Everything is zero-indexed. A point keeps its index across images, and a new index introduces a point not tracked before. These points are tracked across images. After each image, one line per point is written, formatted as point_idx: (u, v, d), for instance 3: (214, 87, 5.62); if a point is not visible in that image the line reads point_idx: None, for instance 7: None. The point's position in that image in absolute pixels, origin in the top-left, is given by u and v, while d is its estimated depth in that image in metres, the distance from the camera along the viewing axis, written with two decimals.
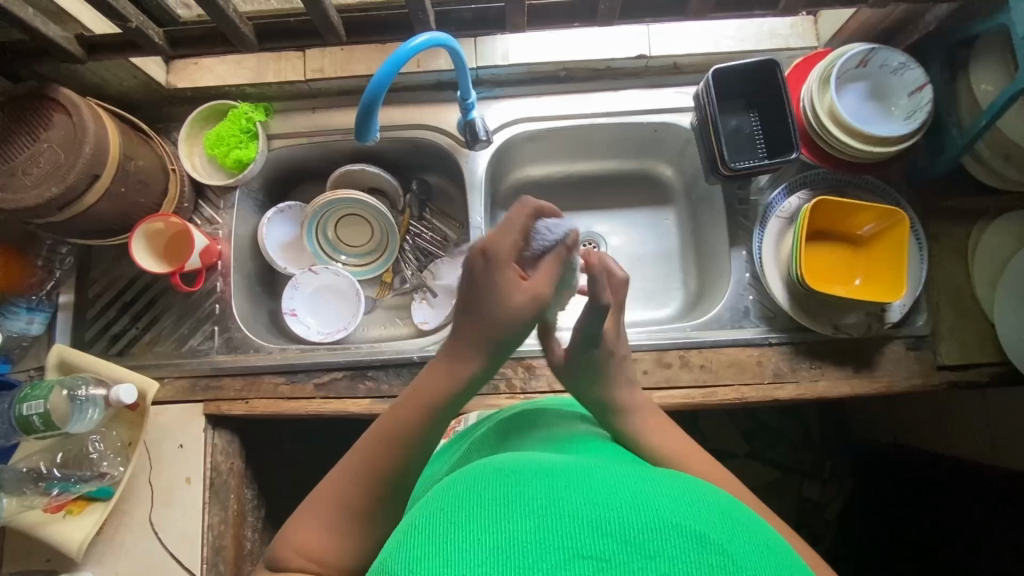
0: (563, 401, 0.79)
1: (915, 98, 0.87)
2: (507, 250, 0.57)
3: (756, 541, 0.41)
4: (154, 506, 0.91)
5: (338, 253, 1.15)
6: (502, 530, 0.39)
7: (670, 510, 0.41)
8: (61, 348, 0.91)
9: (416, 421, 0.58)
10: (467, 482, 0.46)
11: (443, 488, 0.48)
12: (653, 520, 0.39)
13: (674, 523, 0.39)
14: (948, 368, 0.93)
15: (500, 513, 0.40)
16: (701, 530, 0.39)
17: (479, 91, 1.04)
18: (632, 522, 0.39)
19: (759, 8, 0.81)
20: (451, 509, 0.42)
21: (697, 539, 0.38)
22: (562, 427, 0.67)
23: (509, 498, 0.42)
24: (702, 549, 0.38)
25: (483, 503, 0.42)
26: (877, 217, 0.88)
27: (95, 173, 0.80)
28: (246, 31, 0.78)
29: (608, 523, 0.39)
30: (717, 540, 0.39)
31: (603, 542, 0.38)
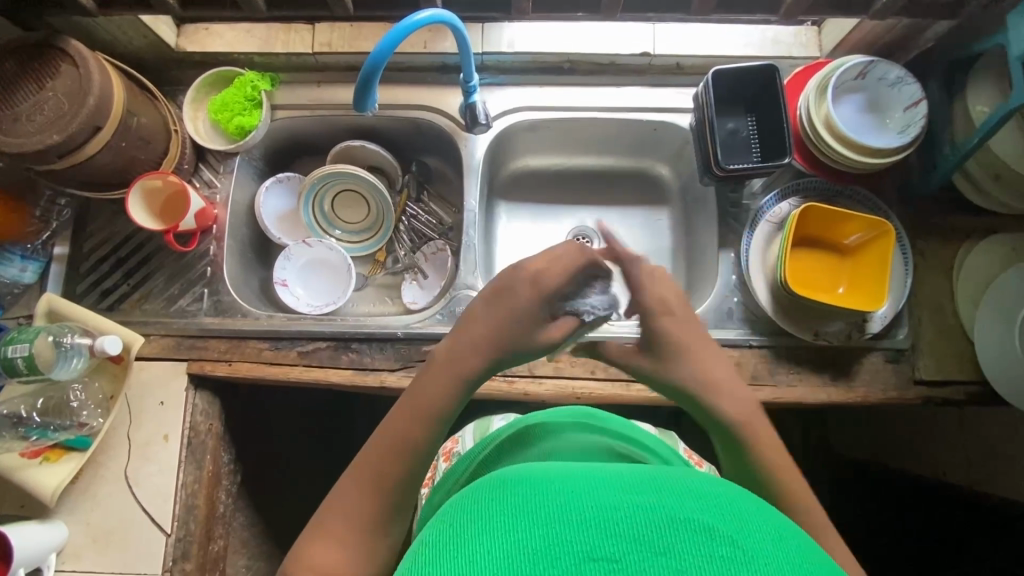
0: (563, 410, 0.83)
1: (910, 112, 0.88)
2: (545, 279, 0.60)
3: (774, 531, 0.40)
4: (130, 460, 0.92)
5: (333, 228, 1.17)
6: (509, 541, 0.39)
7: (679, 506, 0.40)
8: (50, 297, 0.92)
9: (420, 431, 0.58)
10: (473, 501, 0.45)
11: (456, 507, 0.47)
12: (664, 517, 0.39)
13: (686, 519, 0.38)
14: (925, 383, 0.94)
15: (507, 525, 0.40)
16: (711, 523, 0.38)
17: (483, 77, 1.06)
18: (640, 519, 0.38)
19: (761, 12, 0.82)
20: (459, 529, 0.41)
21: (706, 532, 0.38)
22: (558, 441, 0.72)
23: (517, 509, 0.41)
24: (715, 542, 0.37)
25: (490, 517, 0.41)
26: (863, 227, 0.89)
27: (97, 125, 0.81)
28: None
29: (616, 524, 0.38)
30: (726, 531, 0.38)
31: (610, 543, 0.37)
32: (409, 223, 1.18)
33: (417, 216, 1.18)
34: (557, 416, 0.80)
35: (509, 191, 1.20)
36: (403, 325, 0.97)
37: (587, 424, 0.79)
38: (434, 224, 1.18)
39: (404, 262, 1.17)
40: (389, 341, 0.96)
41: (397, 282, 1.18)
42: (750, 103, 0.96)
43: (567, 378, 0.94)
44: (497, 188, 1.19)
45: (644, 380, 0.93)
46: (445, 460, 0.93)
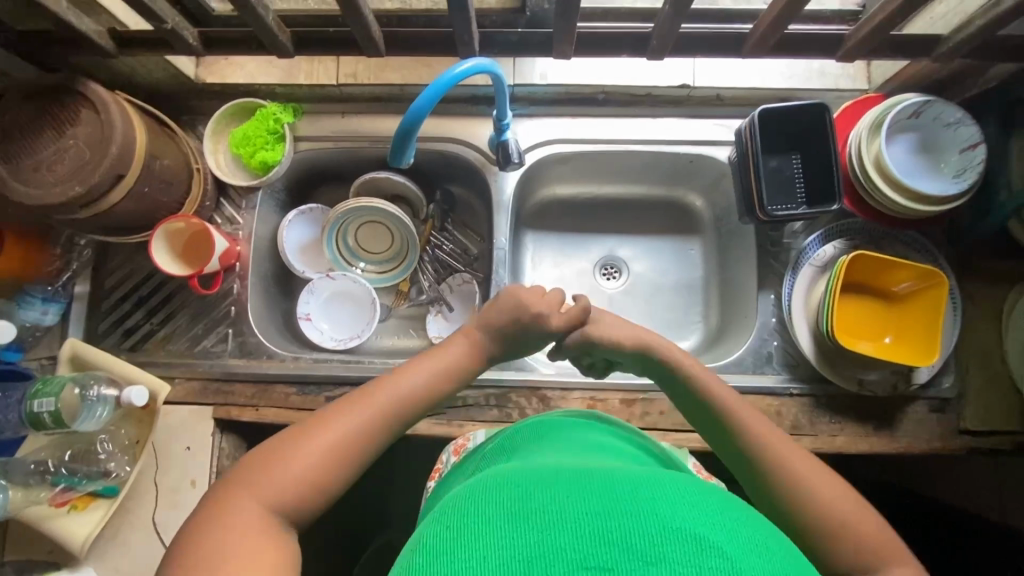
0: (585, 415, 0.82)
1: (967, 155, 0.84)
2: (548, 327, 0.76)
3: (758, 540, 0.43)
4: (159, 507, 0.91)
5: (357, 260, 1.14)
6: (505, 542, 0.41)
7: (672, 514, 0.42)
8: (74, 342, 0.91)
9: (439, 380, 0.67)
10: (470, 500, 0.47)
11: (447, 506, 0.50)
12: (656, 526, 0.41)
13: (677, 529, 0.41)
14: (969, 433, 0.91)
15: (506, 529, 0.42)
16: (693, 531, 0.41)
17: (513, 108, 1.02)
18: (632, 525, 0.41)
19: (817, 53, 0.77)
20: (454, 528, 0.43)
21: (695, 542, 0.40)
22: (573, 436, 0.71)
23: (514, 512, 0.43)
24: (705, 552, 0.39)
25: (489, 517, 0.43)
26: (915, 276, 0.85)
27: (120, 173, 0.78)
28: (283, 39, 0.74)
29: (611, 533, 0.41)
30: (717, 544, 0.40)
31: (606, 552, 0.39)
32: (434, 254, 1.15)
33: (442, 245, 1.15)
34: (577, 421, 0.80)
35: (536, 219, 1.16)
36: None
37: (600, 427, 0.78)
38: (460, 254, 1.16)
39: (428, 293, 1.15)
40: None
41: (421, 314, 1.16)
42: (795, 140, 0.92)
43: None
44: (524, 217, 1.15)
45: (681, 429, 0.91)
46: (456, 456, 0.84)
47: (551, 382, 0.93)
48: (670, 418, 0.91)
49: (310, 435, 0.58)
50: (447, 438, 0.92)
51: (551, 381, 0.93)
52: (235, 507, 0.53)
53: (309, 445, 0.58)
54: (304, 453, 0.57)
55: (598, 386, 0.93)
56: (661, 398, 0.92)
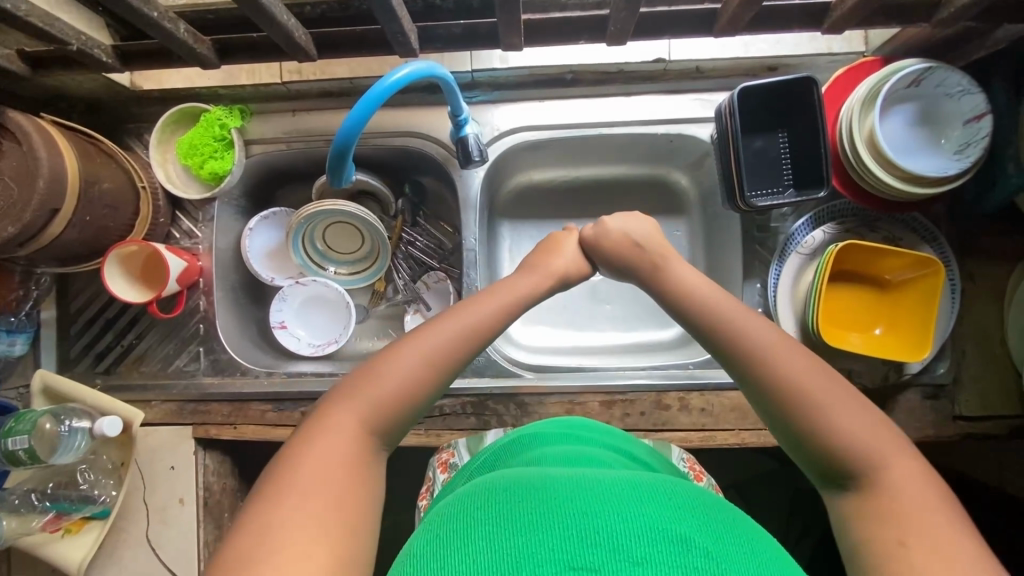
0: (569, 422, 0.81)
1: (970, 128, 0.76)
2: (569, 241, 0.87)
3: (739, 544, 0.46)
4: (150, 524, 0.93)
5: (327, 263, 1.09)
6: (498, 547, 0.45)
7: (657, 517, 0.46)
8: (44, 373, 0.90)
9: (518, 302, 0.76)
10: (461, 509, 0.51)
11: (436, 517, 0.53)
12: (643, 528, 0.44)
13: (662, 530, 0.44)
14: (964, 419, 0.88)
15: (496, 533, 0.46)
16: (679, 532, 0.44)
17: (475, 95, 0.94)
18: (619, 528, 0.44)
19: (799, 26, 0.68)
20: (446, 538, 0.47)
21: (680, 543, 0.44)
22: (560, 445, 0.71)
23: (503, 516, 0.48)
24: (689, 553, 0.43)
25: (486, 519, 0.48)
26: (909, 263, 0.79)
27: (54, 207, 0.74)
28: (203, 50, 0.68)
29: (597, 534, 0.44)
30: (699, 544, 0.44)
31: (590, 553, 0.43)
32: (406, 250, 1.10)
33: (414, 241, 1.10)
34: (564, 425, 0.79)
35: (512, 208, 1.10)
36: None
37: (582, 432, 0.77)
38: (434, 249, 1.11)
39: (404, 293, 1.11)
40: None
41: (399, 313, 1.13)
42: (780, 117, 0.84)
43: None
44: (499, 207, 1.09)
45: (663, 429, 0.89)
46: (444, 473, 0.84)
47: (529, 388, 0.91)
48: (651, 418, 0.89)
49: (403, 351, 0.65)
50: (428, 447, 0.92)
51: (527, 386, 0.91)
52: (338, 411, 0.60)
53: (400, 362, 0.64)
54: (396, 370, 0.63)
55: (577, 389, 0.91)
56: (642, 398, 0.90)
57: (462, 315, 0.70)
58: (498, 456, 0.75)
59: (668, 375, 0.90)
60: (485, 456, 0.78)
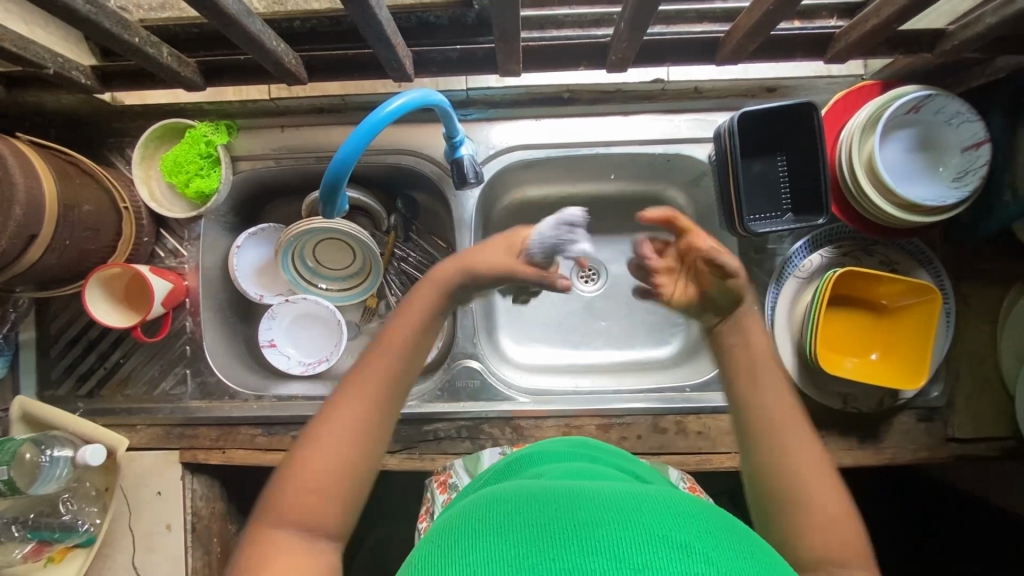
0: (565, 442, 0.80)
1: (969, 155, 0.75)
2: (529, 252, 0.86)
3: (742, 550, 0.40)
4: (137, 551, 0.91)
5: (318, 279, 1.07)
6: (492, 560, 0.39)
7: (655, 523, 0.40)
8: (23, 399, 0.87)
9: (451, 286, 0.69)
10: (459, 523, 0.45)
11: (435, 534, 0.47)
12: (637, 534, 0.38)
13: (660, 535, 0.38)
14: (958, 441, 0.88)
15: (490, 548, 0.40)
16: (677, 538, 0.38)
17: (470, 112, 0.92)
18: (616, 535, 0.39)
19: (803, 54, 0.67)
20: (440, 555, 0.41)
21: (681, 551, 0.37)
22: (563, 462, 0.67)
23: (501, 528, 0.42)
24: (691, 560, 0.37)
25: (481, 534, 0.41)
26: (906, 290, 0.79)
27: (31, 233, 0.71)
28: (189, 73, 0.65)
29: (596, 540, 0.38)
30: (700, 547, 0.38)
31: (590, 561, 0.37)
32: (399, 267, 1.09)
33: (407, 257, 1.08)
34: (558, 448, 0.76)
35: (506, 223, 1.08)
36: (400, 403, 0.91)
37: (579, 451, 0.74)
38: (427, 265, 1.09)
39: (397, 310, 1.09)
40: None
41: None
42: (780, 141, 0.83)
43: None
44: (493, 223, 1.07)
45: (660, 453, 0.88)
46: (441, 492, 0.83)
47: (525, 411, 0.90)
48: (648, 442, 0.88)
49: (363, 373, 0.62)
50: (423, 471, 0.90)
51: (523, 410, 0.90)
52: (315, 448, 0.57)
53: (369, 377, 0.61)
54: (359, 397, 0.60)
55: (574, 412, 0.89)
56: (639, 421, 0.89)
57: (407, 325, 0.65)
58: (495, 474, 0.73)
59: (665, 398, 0.90)
60: (483, 472, 0.76)
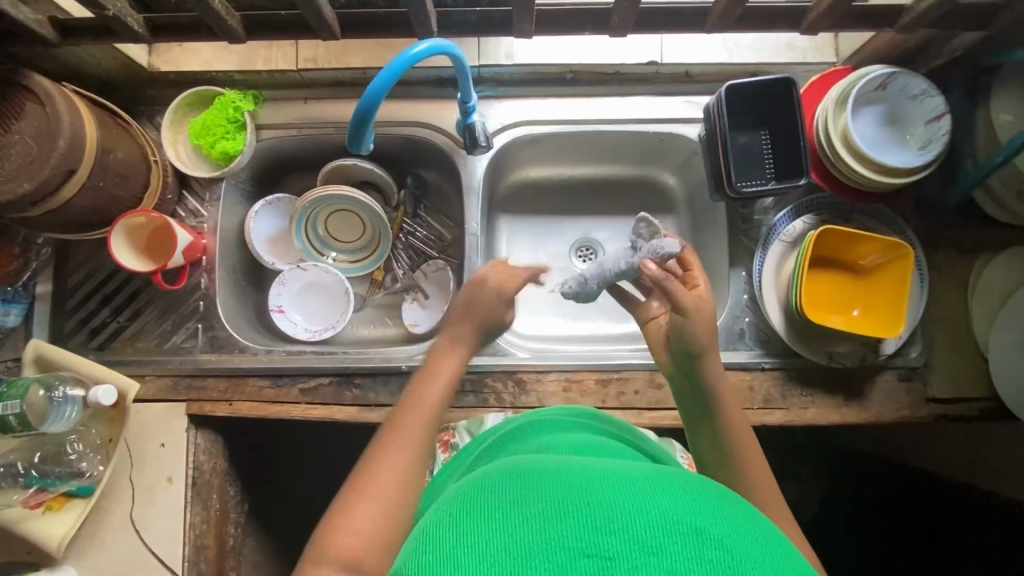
0: (567, 411, 0.81)
1: (932, 126, 0.84)
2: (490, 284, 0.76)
3: (750, 536, 0.43)
4: (136, 504, 0.91)
5: (328, 249, 1.11)
6: (511, 536, 0.42)
7: (670, 507, 0.43)
8: (38, 343, 0.89)
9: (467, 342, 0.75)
10: (472, 496, 0.47)
11: (445, 503, 0.50)
12: (655, 518, 0.42)
13: (674, 519, 0.42)
14: (937, 400, 0.93)
15: (509, 518, 0.43)
16: (692, 523, 0.42)
17: (480, 90, 1.00)
18: (633, 520, 0.42)
19: (781, 26, 0.76)
20: (455, 527, 0.44)
21: (695, 535, 0.41)
22: (567, 433, 0.70)
23: (515, 504, 0.45)
24: (703, 544, 0.40)
25: (497, 509, 0.45)
26: (883, 249, 0.86)
27: (71, 168, 0.76)
28: (234, 25, 0.73)
29: (612, 522, 0.42)
30: (715, 536, 0.41)
31: (608, 540, 0.41)
32: (406, 241, 1.14)
33: (414, 232, 1.14)
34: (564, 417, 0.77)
35: (510, 203, 1.15)
36: (407, 357, 0.94)
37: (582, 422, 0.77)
38: (433, 240, 1.14)
39: (403, 281, 1.13)
40: (394, 375, 0.93)
41: (397, 302, 1.14)
42: (763, 116, 0.91)
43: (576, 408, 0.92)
44: (498, 201, 1.14)
45: (656, 408, 0.92)
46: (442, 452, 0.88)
47: (527, 367, 0.93)
48: (645, 397, 0.92)
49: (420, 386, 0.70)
50: None
51: (526, 364, 0.93)
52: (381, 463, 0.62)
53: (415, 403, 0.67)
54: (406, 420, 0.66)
55: (574, 367, 0.93)
56: (636, 377, 0.93)
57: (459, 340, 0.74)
58: (498, 441, 0.75)
59: None
60: (488, 436, 0.79)
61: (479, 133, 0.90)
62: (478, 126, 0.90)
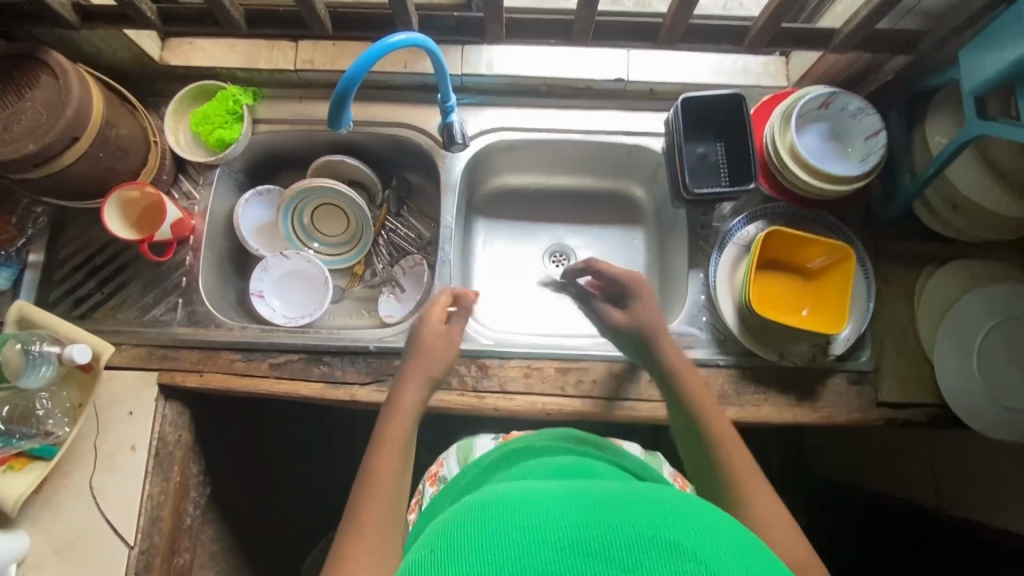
0: (556, 435, 0.84)
1: (870, 142, 0.92)
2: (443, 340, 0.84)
3: (726, 542, 0.44)
4: (97, 470, 0.92)
5: (312, 240, 1.17)
6: (490, 562, 0.42)
7: (644, 525, 0.44)
8: (22, 304, 0.92)
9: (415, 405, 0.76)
10: (452, 525, 0.48)
11: (427, 538, 0.49)
12: (629, 535, 0.43)
13: (650, 536, 0.43)
14: (887, 405, 0.96)
15: (489, 541, 0.43)
16: (665, 538, 0.43)
17: (462, 97, 1.09)
18: (609, 539, 0.43)
19: (725, 42, 0.86)
20: (436, 556, 0.44)
21: (669, 548, 0.42)
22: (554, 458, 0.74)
23: (494, 527, 0.45)
24: (677, 557, 0.41)
25: (477, 534, 0.45)
26: (827, 252, 0.92)
27: (74, 135, 0.82)
28: (236, 16, 0.81)
29: (588, 544, 0.42)
30: (690, 548, 0.42)
31: (585, 561, 0.41)
32: (388, 237, 1.18)
33: (396, 230, 1.18)
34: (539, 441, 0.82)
35: (488, 208, 1.21)
36: (376, 338, 0.98)
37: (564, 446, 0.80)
38: (413, 239, 1.18)
39: (381, 275, 1.17)
40: (361, 354, 0.96)
41: (374, 295, 1.18)
42: (718, 128, 0.99)
43: (536, 395, 0.95)
44: (476, 205, 1.20)
45: (613, 398, 0.95)
46: (432, 485, 0.90)
47: (490, 353, 0.97)
48: (602, 386, 0.95)
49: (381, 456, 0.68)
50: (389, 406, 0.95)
51: (489, 350, 0.97)
52: (354, 537, 0.60)
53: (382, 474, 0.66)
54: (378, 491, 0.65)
55: (535, 355, 0.97)
56: (595, 367, 0.96)
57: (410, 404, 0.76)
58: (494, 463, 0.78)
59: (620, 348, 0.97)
60: (483, 458, 0.82)
61: (455, 130, 0.98)
62: (452, 125, 0.97)
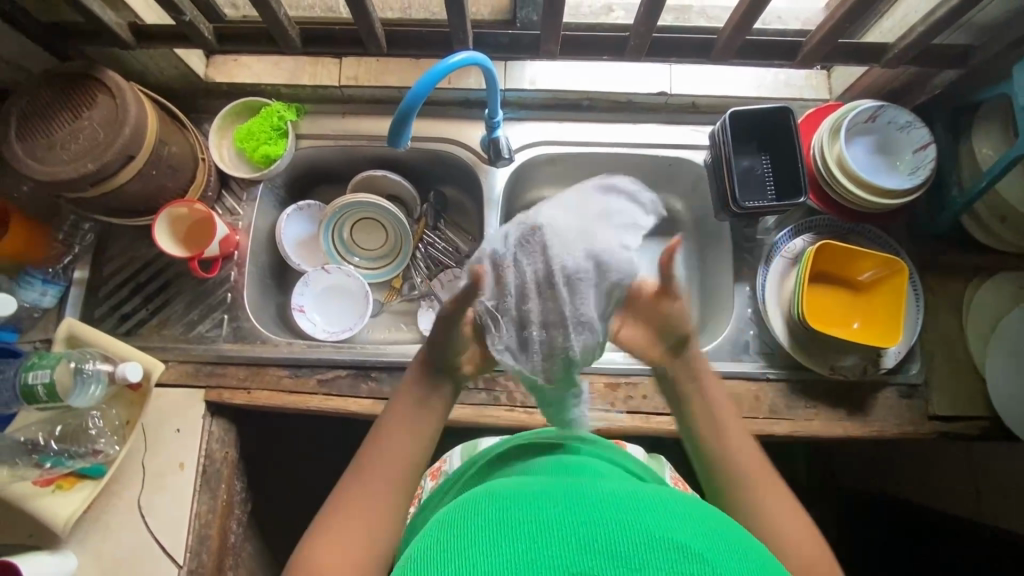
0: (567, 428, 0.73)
1: (919, 155, 0.92)
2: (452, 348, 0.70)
3: (734, 550, 0.44)
4: (145, 488, 0.92)
5: (351, 255, 1.17)
6: (493, 555, 0.42)
7: (652, 523, 0.43)
8: (71, 322, 0.92)
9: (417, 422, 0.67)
10: (458, 515, 0.47)
11: (430, 526, 0.49)
12: (637, 533, 0.42)
13: (660, 537, 0.42)
14: (938, 418, 0.95)
15: (491, 533, 0.43)
16: (673, 539, 0.42)
17: (504, 112, 1.09)
18: (616, 536, 0.42)
19: (777, 58, 0.86)
20: (440, 546, 0.44)
21: (677, 549, 0.41)
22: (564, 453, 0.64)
23: (498, 521, 0.44)
24: (684, 559, 0.41)
25: (481, 525, 0.44)
26: (877, 265, 0.92)
27: (130, 154, 0.82)
28: (292, 35, 0.82)
29: (595, 541, 0.42)
30: (698, 551, 0.42)
31: (591, 559, 0.41)
32: (426, 251, 1.18)
33: (434, 243, 1.17)
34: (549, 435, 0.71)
35: None
36: None
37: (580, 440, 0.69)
38: (451, 252, 1.18)
39: (420, 289, 1.17)
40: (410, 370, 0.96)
41: (412, 309, 1.18)
42: (763, 142, 0.99)
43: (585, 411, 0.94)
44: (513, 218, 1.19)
45: (662, 412, 0.94)
46: (433, 479, 0.87)
47: None
48: (652, 401, 0.95)
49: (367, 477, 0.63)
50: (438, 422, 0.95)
51: None
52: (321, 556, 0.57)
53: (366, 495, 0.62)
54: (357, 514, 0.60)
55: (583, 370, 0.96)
56: (644, 381, 0.96)
57: (406, 422, 0.67)
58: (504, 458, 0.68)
59: None
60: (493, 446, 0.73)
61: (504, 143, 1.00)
62: (501, 139, 1.00)
